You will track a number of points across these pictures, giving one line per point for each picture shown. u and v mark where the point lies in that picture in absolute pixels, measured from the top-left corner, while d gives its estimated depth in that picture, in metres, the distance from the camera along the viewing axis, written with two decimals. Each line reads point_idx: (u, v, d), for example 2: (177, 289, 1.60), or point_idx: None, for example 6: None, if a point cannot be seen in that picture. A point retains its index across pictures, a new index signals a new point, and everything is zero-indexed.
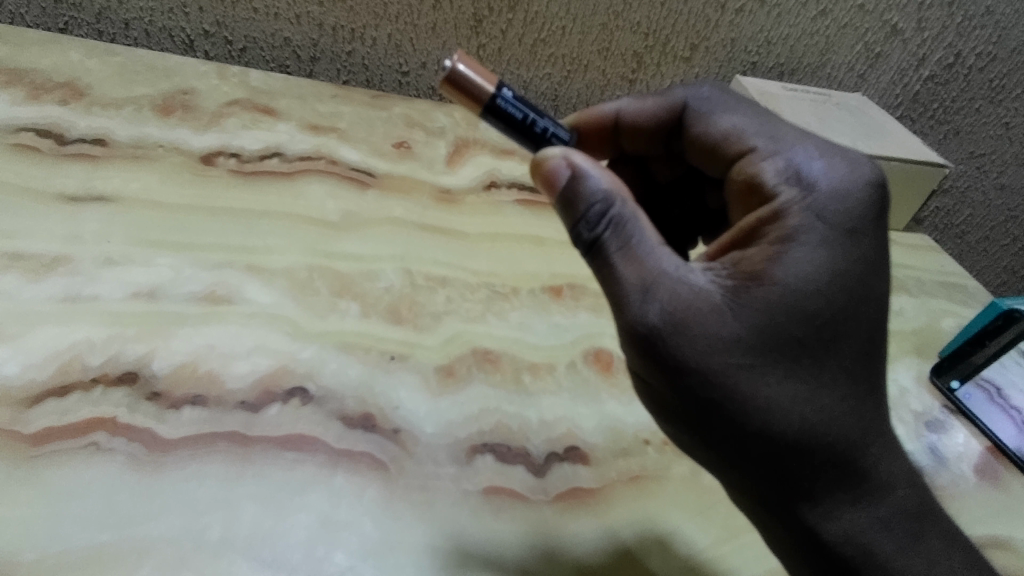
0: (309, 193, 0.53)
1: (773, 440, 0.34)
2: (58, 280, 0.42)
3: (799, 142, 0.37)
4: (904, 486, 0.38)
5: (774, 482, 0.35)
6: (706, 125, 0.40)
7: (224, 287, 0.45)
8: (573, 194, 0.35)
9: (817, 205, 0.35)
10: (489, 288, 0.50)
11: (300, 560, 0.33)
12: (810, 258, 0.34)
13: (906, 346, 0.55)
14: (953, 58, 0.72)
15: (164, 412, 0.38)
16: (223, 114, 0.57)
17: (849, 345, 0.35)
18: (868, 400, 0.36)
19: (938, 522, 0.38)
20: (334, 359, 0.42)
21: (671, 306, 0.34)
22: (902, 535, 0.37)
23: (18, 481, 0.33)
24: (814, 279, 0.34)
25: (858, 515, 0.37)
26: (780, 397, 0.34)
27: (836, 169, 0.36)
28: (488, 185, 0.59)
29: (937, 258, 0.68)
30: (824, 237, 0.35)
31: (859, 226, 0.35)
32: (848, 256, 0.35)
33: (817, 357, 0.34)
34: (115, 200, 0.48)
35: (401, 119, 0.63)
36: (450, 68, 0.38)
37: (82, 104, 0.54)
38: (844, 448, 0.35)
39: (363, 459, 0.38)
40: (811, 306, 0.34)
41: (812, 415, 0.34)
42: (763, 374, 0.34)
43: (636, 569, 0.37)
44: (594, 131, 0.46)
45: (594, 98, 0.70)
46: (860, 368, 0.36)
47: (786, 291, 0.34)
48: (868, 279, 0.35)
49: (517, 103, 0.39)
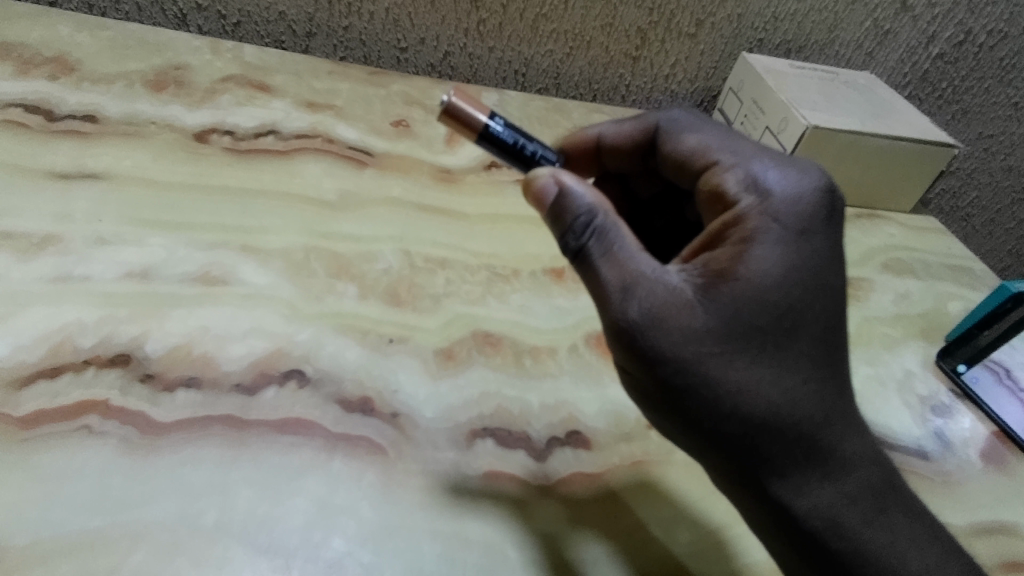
0: (306, 172, 0.52)
1: (742, 421, 0.33)
2: (48, 260, 0.41)
3: (758, 154, 0.37)
4: (878, 470, 0.37)
5: (744, 462, 0.34)
6: (675, 143, 0.40)
7: (219, 268, 0.44)
8: (560, 206, 0.35)
9: (777, 203, 0.35)
10: (489, 270, 0.49)
11: (298, 545, 0.33)
12: (771, 255, 0.34)
13: (912, 330, 0.55)
14: (963, 36, 0.70)
15: (158, 394, 0.37)
16: (216, 90, 0.56)
17: (811, 329, 0.34)
18: (833, 383, 0.35)
19: (903, 497, 0.37)
20: (331, 341, 0.42)
21: (649, 300, 0.33)
22: (882, 521, 0.36)
23: (9, 464, 0.33)
24: (777, 272, 0.34)
25: (838, 501, 0.36)
26: (748, 381, 0.33)
27: (791, 173, 0.36)
28: (489, 165, 0.58)
29: (944, 241, 0.67)
30: (787, 229, 0.34)
31: (813, 227, 0.35)
32: (806, 254, 0.34)
33: (788, 345, 0.34)
34: (106, 177, 0.47)
35: (399, 97, 0.62)
36: (445, 102, 0.38)
37: (72, 79, 0.52)
38: (817, 433, 0.35)
39: (362, 443, 0.37)
40: (778, 295, 0.33)
41: (778, 397, 0.33)
42: (735, 362, 0.33)
43: (643, 551, 0.37)
44: (579, 153, 0.45)
45: (596, 76, 0.68)
46: (827, 356, 0.35)
47: (752, 284, 0.33)
48: (828, 272, 0.35)
49: (509, 129, 0.39)
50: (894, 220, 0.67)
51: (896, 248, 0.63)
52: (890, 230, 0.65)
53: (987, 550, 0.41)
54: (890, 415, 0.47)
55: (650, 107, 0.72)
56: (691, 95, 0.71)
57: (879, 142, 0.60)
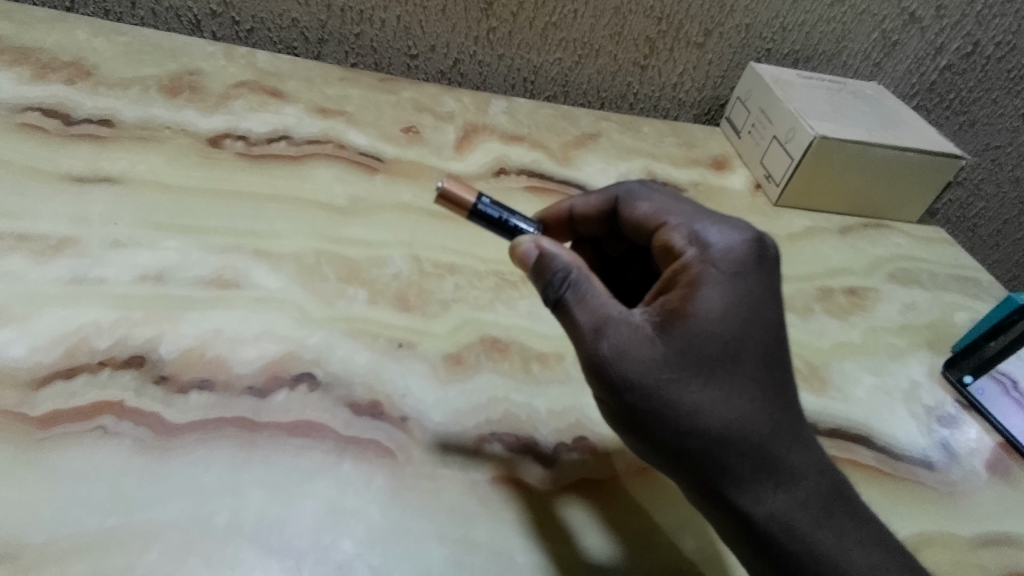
0: (317, 177, 0.52)
1: (697, 439, 0.33)
2: (64, 262, 0.42)
3: (704, 213, 0.38)
4: (835, 482, 0.36)
5: (703, 478, 0.34)
6: (632, 207, 0.40)
7: (231, 271, 0.44)
8: (540, 263, 0.36)
9: (716, 248, 0.36)
10: (497, 276, 0.50)
11: (308, 547, 0.33)
12: (720, 293, 0.34)
13: (918, 340, 0.55)
14: (971, 47, 0.71)
15: (171, 396, 0.37)
16: (230, 96, 0.56)
17: (760, 351, 0.35)
18: (785, 402, 0.35)
19: (854, 507, 0.36)
20: (342, 345, 0.42)
21: (619, 337, 0.34)
22: (846, 531, 0.35)
23: (24, 463, 0.33)
24: (726, 305, 0.34)
25: (800, 515, 0.35)
26: (702, 401, 0.33)
27: (728, 226, 0.37)
28: (497, 172, 0.58)
29: (952, 251, 0.67)
30: (729, 270, 0.35)
31: (753, 266, 0.36)
32: (750, 287, 0.35)
33: (740, 368, 0.34)
34: (122, 181, 0.48)
35: (409, 104, 0.62)
36: (440, 189, 0.40)
37: (89, 84, 0.53)
38: (768, 447, 0.34)
39: (371, 447, 0.38)
40: (725, 325, 0.34)
41: (729, 414, 0.34)
42: (692, 386, 0.34)
43: (648, 548, 0.37)
44: (556, 223, 0.44)
45: (605, 84, 0.69)
46: (778, 378, 0.35)
47: (704, 315, 0.34)
48: (771, 306, 0.36)
49: (494, 206, 0.40)
50: (901, 230, 0.67)
51: (902, 258, 0.63)
52: (896, 241, 0.65)
53: (993, 561, 0.41)
54: (896, 426, 0.47)
55: (657, 115, 0.72)
56: (698, 104, 0.72)
57: (886, 152, 0.60)
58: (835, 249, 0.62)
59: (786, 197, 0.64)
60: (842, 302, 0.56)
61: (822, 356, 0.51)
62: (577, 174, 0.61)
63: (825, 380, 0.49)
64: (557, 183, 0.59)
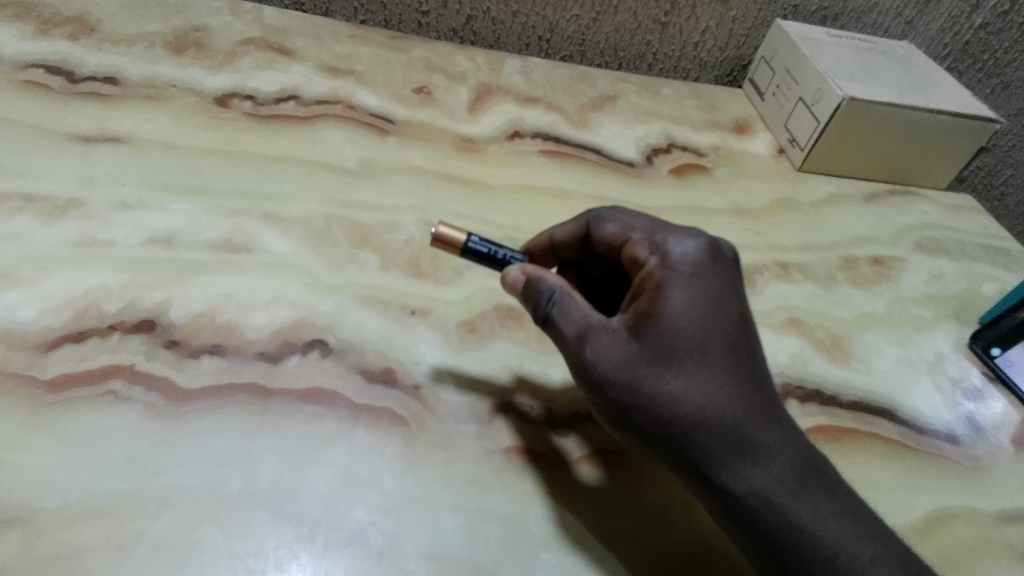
0: (327, 139, 0.51)
1: (673, 425, 0.32)
2: (72, 223, 0.41)
3: (670, 225, 0.37)
4: (815, 457, 0.34)
5: (681, 463, 0.33)
6: (600, 229, 0.39)
7: (241, 235, 0.43)
8: (529, 287, 0.37)
9: (678, 253, 0.35)
10: (512, 243, 0.48)
11: (322, 514, 0.33)
12: (686, 289, 0.34)
13: (944, 311, 0.53)
14: (1009, 5, 0.67)
15: (182, 361, 0.37)
16: (236, 53, 0.55)
17: (728, 337, 0.34)
18: (757, 385, 0.34)
19: (840, 487, 0.34)
20: (354, 312, 0.41)
21: (600, 342, 0.34)
22: (826, 504, 0.33)
23: (36, 426, 0.33)
24: (693, 298, 0.34)
25: (780, 488, 0.32)
26: (675, 389, 0.32)
27: (688, 232, 0.36)
28: (512, 135, 0.56)
29: (982, 220, 0.64)
30: (692, 271, 0.34)
31: (714, 260, 0.35)
32: (713, 279, 0.34)
33: (710, 355, 0.33)
34: (128, 141, 0.46)
35: (420, 63, 0.60)
36: (433, 234, 0.39)
37: (93, 40, 0.52)
38: (743, 427, 0.33)
39: (385, 415, 0.37)
40: (694, 316, 0.33)
41: (702, 399, 0.32)
42: (666, 375, 0.33)
43: (667, 515, 0.37)
44: (543, 256, 0.43)
45: (623, 43, 0.66)
46: (750, 363, 0.34)
47: (671, 309, 0.33)
48: (735, 299, 0.35)
49: (483, 240, 0.39)
50: (929, 198, 0.65)
51: (930, 226, 0.61)
52: (924, 209, 0.63)
53: (1017, 537, 0.40)
54: (919, 399, 0.46)
55: (677, 76, 0.70)
56: (720, 64, 0.69)
57: (917, 115, 0.57)
58: (860, 216, 0.60)
59: (811, 163, 0.62)
60: (866, 272, 0.54)
61: (845, 328, 0.49)
62: (594, 137, 0.59)
63: (847, 352, 0.47)
64: (573, 147, 0.57)
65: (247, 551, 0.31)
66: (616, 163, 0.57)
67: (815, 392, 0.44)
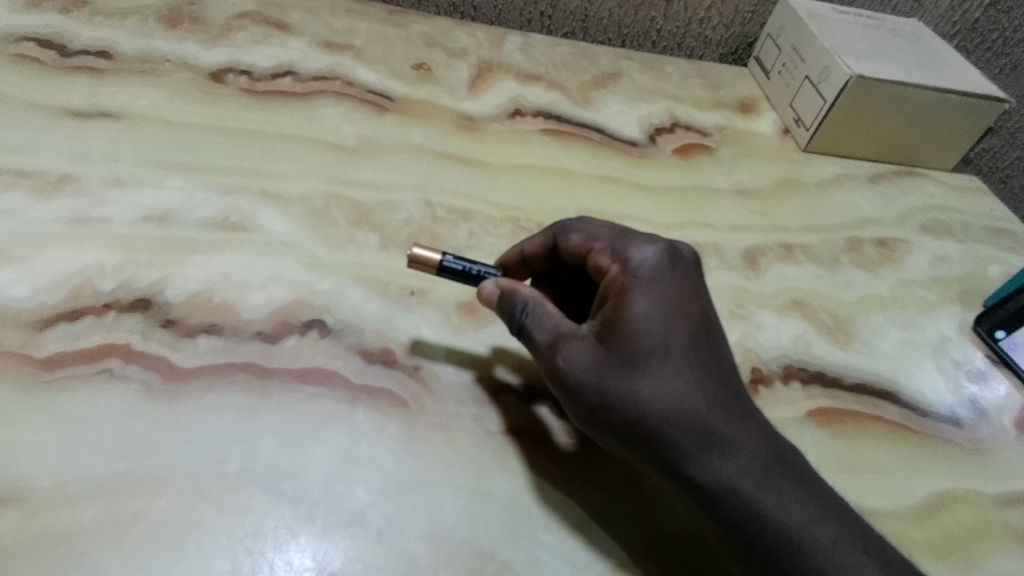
0: (324, 116, 0.50)
1: (640, 423, 0.32)
2: (65, 200, 0.40)
3: (632, 233, 0.36)
4: (781, 446, 0.34)
5: (650, 458, 0.32)
6: (563, 240, 0.38)
7: (238, 214, 0.43)
8: (502, 300, 0.37)
9: (638, 259, 0.34)
10: (513, 223, 0.48)
11: (321, 494, 0.33)
12: (648, 293, 0.33)
13: (949, 294, 0.53)
14: None
15: (179, 340, 0.36)
16: (231, 28, 0.54)
17: (690, 336, 0.33)
18: (721, 380, 0.34)
19: (806, 475, 0.33)
20: (352, 292, 0.41)
21: (569, 349, 0.33)
22: (790, 491, 0.32)
23: (31, 406, 0.32)
24: (655, 301, 0.33)
25: (747, 478, 0.32)
26: (640, 390, 0.32)
27: (648, 238, 0.36)
28: (513, 113, 0.55)
29: (988, 203, 0.64)
30: (653, 275, 0.34)
31: (673, 262, 0.35)
32: (673, 282, 0.34)
33: (675, 354, 0.33)
34: (122, 117, 0.46)
35: (420, 39, 0.59)
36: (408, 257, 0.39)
37: (85, 13, 0.51)
38: (708, 420, 0.32)
39: (384, 396, 0.37)
40: (658, 318, 0.33)
41: (667, 397, 0.32)
42: (632, 376, 0.32)
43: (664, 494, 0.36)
44: (517, 268, 0.41)
45: (627, 19, 0.65)
46: (712, 360, 0.34)
47: (632, 314, 0.32)
48: (696, 300, 0.34)
49: (457, 258, 0.38)
50: (934, 179, 0.64)
51: (936, 208, 0.61)
52: (930, 190, 0.62)
53: (1018, 520, 0.40)
54: (922, 382, 0.46)
55: (681, 53, 0.69)
56: (725, 42, 0.68)
57: (924, 94, 0.56)
58: (865, 198, 0.59)
59: (816, 143, 0.61)
60: (871, 254, 0.54)
61: (849, 310, 0.49)
62: (597, 116, 0.58)
63: (851, 334, 0.47)
64: (575, 126, 0.56)
65: (246, 532, 0.31)
66: (619, 143, 0.56)
67: (817, 374, 0.44)
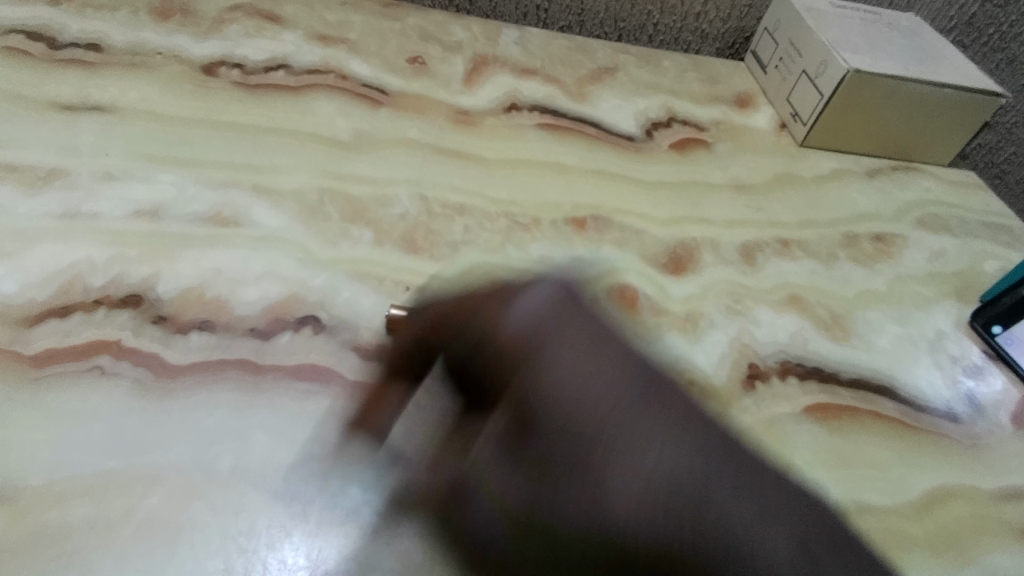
0: (318, 110, 0.49)
1: (540, 431, 0.30)
2: (55, 194, 0.40)
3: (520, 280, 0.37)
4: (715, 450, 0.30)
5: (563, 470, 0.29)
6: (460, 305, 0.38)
7: (231, 208, 0.42)
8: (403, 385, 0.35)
9: (519, 292, 0.35)
10: (510, 219, 0.47)
11: (315, 492, 0.32)
12: (518, 314, 0.33)
13: (946, 289, 0.53)
14: None
15: (171, 337, 0.36)
16: (224, 20, 0.53)
17: (585, 342, 0.32)
18: (624, 382, 0.32)
19: (747, 482, 0.30)
20: (347, 288, 0.40)
21: (468, 380, 0.32)
22: (719, 497, 0.28)
23: (19, 403, 0.32)
24: (531, 321, 0.33)
25: (667, 481, 0.29)
26: (534, 397, 0.30)
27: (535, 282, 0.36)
28: (509, 107, 0.55)
29: (985, 198, 0.63)
30: (529, 300, 0.34)
31: (559, 291, 0.35)
32: (556, 304, 0.34)
33: (561, 363, 0.31)
34: (113, 110, 0.45)
35: (414, 32, 0.58)
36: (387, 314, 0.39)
37: (74, 5, 0.50)
38: (615, 422, 0.30)
39: (379, 393, 0.36)
40: (538, 334, 0.32)
41: (559, 400, 0.30)
42: (519, 390, 0.31)
43: None
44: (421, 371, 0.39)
45: (623, 13, 0.65)
46: (617, 368, 0.32)
47: (507, 331, 0.32)
48: (589, 319, 0.34)
49: (433, 313, 0.39)
50: (932, 174, 0.64)
51: (932, 203, 0.61)
52: (927, 185, 0.62)
53: (1015, 515, 0.40)
54: (919, 377, 0.46)
55: (679, 48, 0.68)
56: (722, 36, 0.68)
57: (920, 88, 0.56)
58: (863, 193, 0.59)
59: (813, 138, 0.60)
60: (868, 249, 0.54)
61: (846, 305, 0.49)
62: (593, 110, 0.58)
63: (848, 329, 0.47)
64: (571, 121, 0.55)
65: (238, 530, 0.30)
66: (616, 138, 0.56)
67: (814, 370, 0.44)
